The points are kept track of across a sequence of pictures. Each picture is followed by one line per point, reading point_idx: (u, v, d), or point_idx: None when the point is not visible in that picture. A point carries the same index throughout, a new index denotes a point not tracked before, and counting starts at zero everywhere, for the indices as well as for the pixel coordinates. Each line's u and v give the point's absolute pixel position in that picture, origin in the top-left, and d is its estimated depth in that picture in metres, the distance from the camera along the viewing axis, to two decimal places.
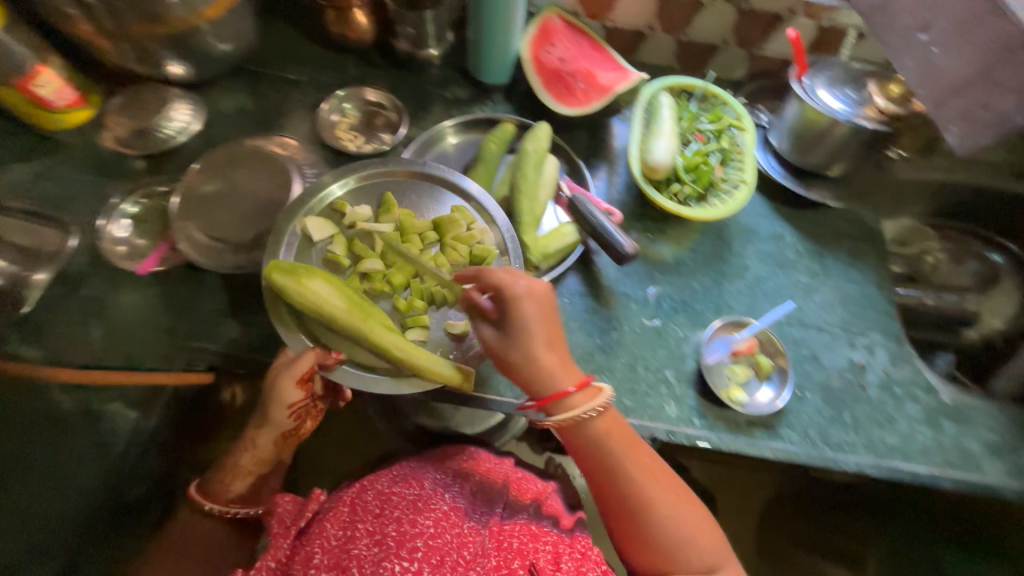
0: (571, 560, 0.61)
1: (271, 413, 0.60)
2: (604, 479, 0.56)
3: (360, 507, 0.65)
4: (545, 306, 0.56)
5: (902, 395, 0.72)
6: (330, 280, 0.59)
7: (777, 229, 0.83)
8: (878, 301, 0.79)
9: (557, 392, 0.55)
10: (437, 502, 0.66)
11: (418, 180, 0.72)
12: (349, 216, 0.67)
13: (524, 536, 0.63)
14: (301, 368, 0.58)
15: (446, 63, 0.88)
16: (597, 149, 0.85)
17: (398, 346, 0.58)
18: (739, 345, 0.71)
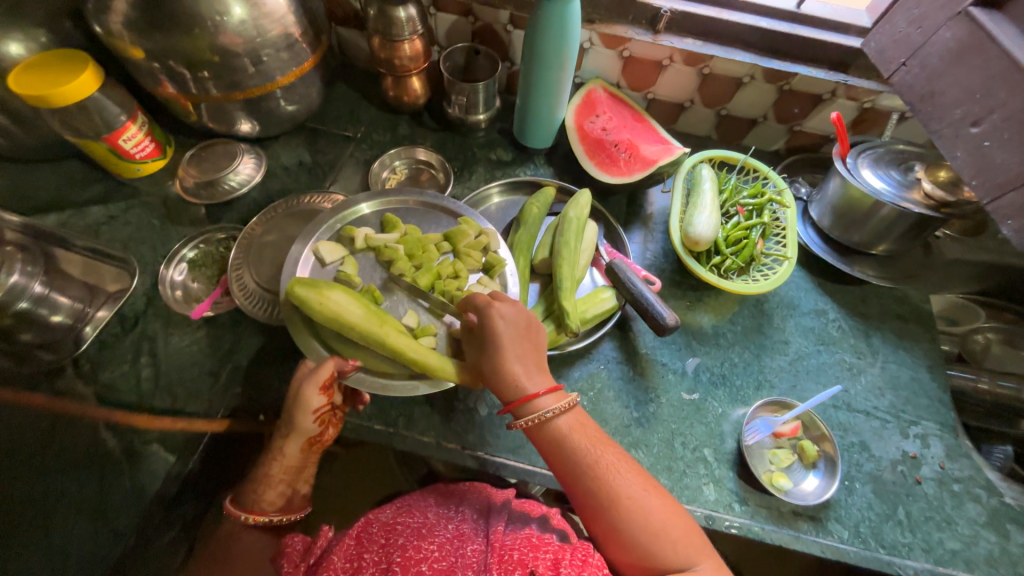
0: (573, 565, 0.54)
1: (297, 418, 0.60)
2: (564, 472, 0.55)
3: (365, 538, 0.61)
4: (509, 318, 0.60)
5: (961, 494, 0.67)
6: (348, 292, 0.61)
7: (819, 303, 0.81)
8: (929, 386, 0.75)
9: (523, 397, 0.56)
10: (440, 528, 0.63)
11: (417, 206, 0.76)
12: (360, 239, 0.70)
13: (524, 547, 0.58)
14: (323, 376, 0.59)
15: (492, 127, 0.93)
16: (635, 215, 0.87)
17: (417, 348, 0.60)
18: (781, 428, 0.67)
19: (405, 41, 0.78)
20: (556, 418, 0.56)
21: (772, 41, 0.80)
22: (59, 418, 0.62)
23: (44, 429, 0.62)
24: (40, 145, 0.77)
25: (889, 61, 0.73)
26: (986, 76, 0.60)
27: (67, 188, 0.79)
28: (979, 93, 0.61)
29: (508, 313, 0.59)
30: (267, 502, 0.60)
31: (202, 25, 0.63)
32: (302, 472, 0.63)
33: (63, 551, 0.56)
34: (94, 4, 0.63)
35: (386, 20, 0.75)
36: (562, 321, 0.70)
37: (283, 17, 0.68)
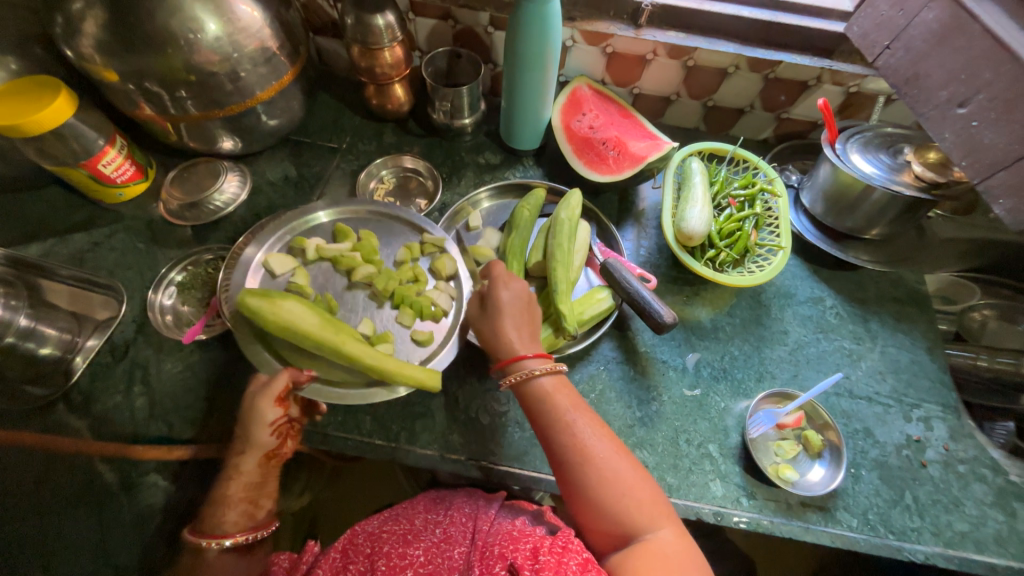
0: (551, 552, 0.52)
1: (253, 432, 0.58)
2: (541, 429, 0.56)
3: (351, 550, 0.62)
4: (518, 296, 0.63)
5: (966, 474, 0.67)
6: (301, 300, 0.60)
7: (815, 291, 0.81)
8: (930, 368, 0.75)
9: (514, 355, 0.59)
10: (427, 534, 0.63)
11: (369, 215, 0.77)
12: (310, 249, 0.70)
13: (505, 541, 0.57)
14: (276, 387, 0.58)
15: (478, 131, 0.92)
16: (627, 212, 0.86)
17: (367, 354, 0.60)
18: (784, 419, 0.67)
19: (386, 49, 0.77)
20: (540, 377, 0.57)
21: (755, 30, 0.80)
22: (55, 453, 0.61)
23: (39, 465, 0.61)
24: (18, 174, 0.76)
25: (873, 45, 0.72)
26: (970, 56, 0.60)
27: (49, 216, 0.78)
28: (965, 73, 0.61)
29: (513, 287, 0.64)
30: (230, 524, 0.57)
31: (176, 45, 0.61)
32: (263, 489, 0.60)
33: None
34: (64, 28, 0.62)
35: (364, 29, 0.74)
36: (559, 324, 0.69)
37: (258, 31, 0.67)
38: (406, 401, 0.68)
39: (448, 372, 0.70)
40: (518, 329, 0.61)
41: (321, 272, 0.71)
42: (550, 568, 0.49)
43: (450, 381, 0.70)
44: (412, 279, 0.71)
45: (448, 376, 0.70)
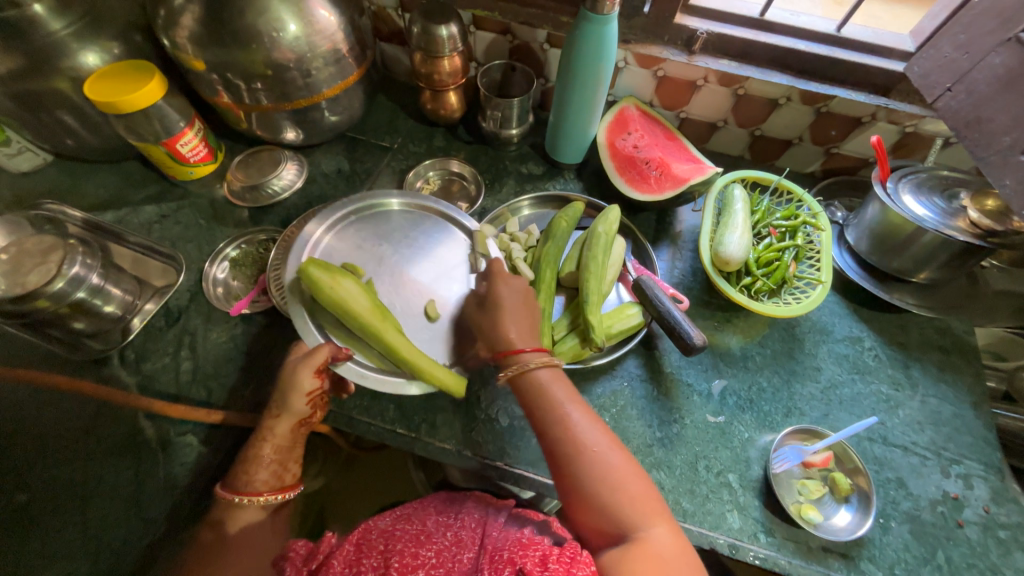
0: (561, 561, 0.52)
1: (290, 400, 0.60)
2: (539, 420, 0.57)
3: (364, 544, 0.63)
4: (519, 293, 0.66)
5: (1008, 541, 0.63)
6: (359, 282, 0.63)
7: (854, 331, 0.78)
8: (973, 423, 0.71)
9: (511, 349, 0.61)
10: (440, 536, 0.64)
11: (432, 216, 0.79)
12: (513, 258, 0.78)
13: (514, 547, 0.57)
14: (317, 358, 0.60)
15: (523, 142, 0.95)
16: (663, 233, 0.86)
17: (406, 347, 0.61)
18: (812, 457, 0.65)
19: (446, 58, 0.81)
20: (537, 370, 0.59)
21: (811, 64, 0.80)
22: (104, 404, 0.66)
23: (90, 412, 0.66)
24: (104, 148, 0.83)
25: (934, 86, 0.71)
26: None
27: (125, 187, 0.85)
28: None
29: (514, 281, 0.67)
30: (259, 483, 0.60)
31: (259, 41, 0.67)
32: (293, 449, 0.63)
33: (100, 530, 0.59)
34: (164, 19, 0.68)
35: (428, 38, 0.78)
36: (586, 335, 0.70)
37: (333, 34, 0.72)
38: (430, 395, 0.70)
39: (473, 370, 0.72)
40: (517, 324, 0.63)
41: None
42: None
43: (474, 378, 0.71)
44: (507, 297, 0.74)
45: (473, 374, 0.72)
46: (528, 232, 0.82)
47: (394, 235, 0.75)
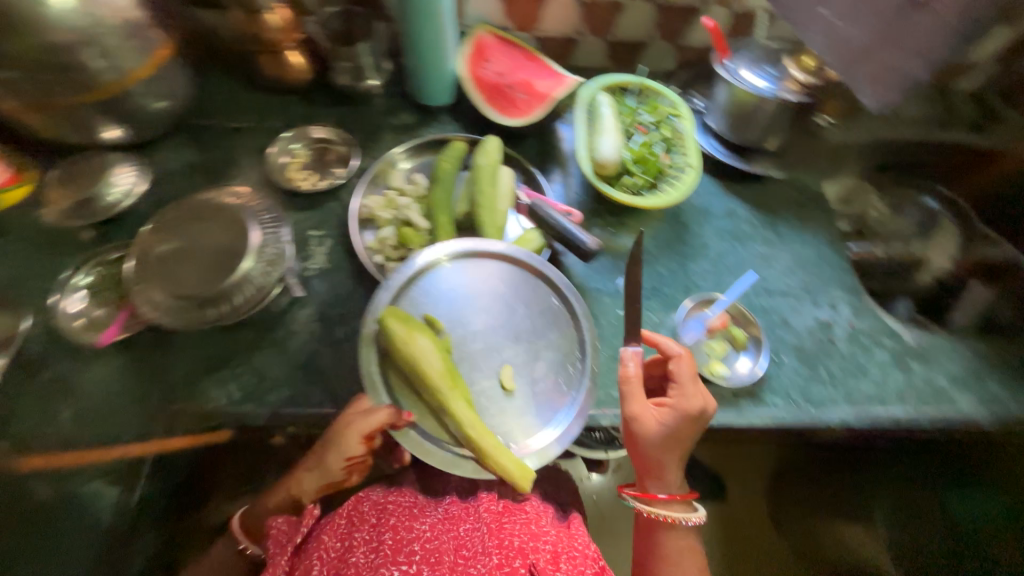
0: (572, 564, 0.61)
1: (303, 481, 0.63)
2: (653, 548, 0.64)
3: (356, 516, 0.62)
4: (692, 423, 0.60)
5: (870, 344, 0.76)
6: (433, 339, 0.60)
7: (729, 205, 0.87)
8: (832, 258, 0.83)
9: (654, 467, 0.62)
10: (432, 511, 0.66)
11: (461, 255, 0.70)
12: (399, 213, 0.76)
13: (524, 535, 0.63)
14: (370, 425, 0.58)
15: (388, 93, 0.90)
16: (547, 155, 0.88)
17: (479, 431, 0.56)
18: (712, 321, 0.74)
19: (265, 11, 0.79)
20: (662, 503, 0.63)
21: None
22: None
23: None
24: None
25: None
26: None
27: None
28: None
29: (688, 390, 0.60)
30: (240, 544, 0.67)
31: (9, 20, 0.56)
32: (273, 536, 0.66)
33: None
34: None
35: None
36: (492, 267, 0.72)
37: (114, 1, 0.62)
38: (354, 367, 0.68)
39: None
40: (678, 446, 0.61)
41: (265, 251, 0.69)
42: None
43: None
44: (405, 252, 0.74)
45: None
46: (416, 183, 0.80)
47: (442, 286, 0.67)
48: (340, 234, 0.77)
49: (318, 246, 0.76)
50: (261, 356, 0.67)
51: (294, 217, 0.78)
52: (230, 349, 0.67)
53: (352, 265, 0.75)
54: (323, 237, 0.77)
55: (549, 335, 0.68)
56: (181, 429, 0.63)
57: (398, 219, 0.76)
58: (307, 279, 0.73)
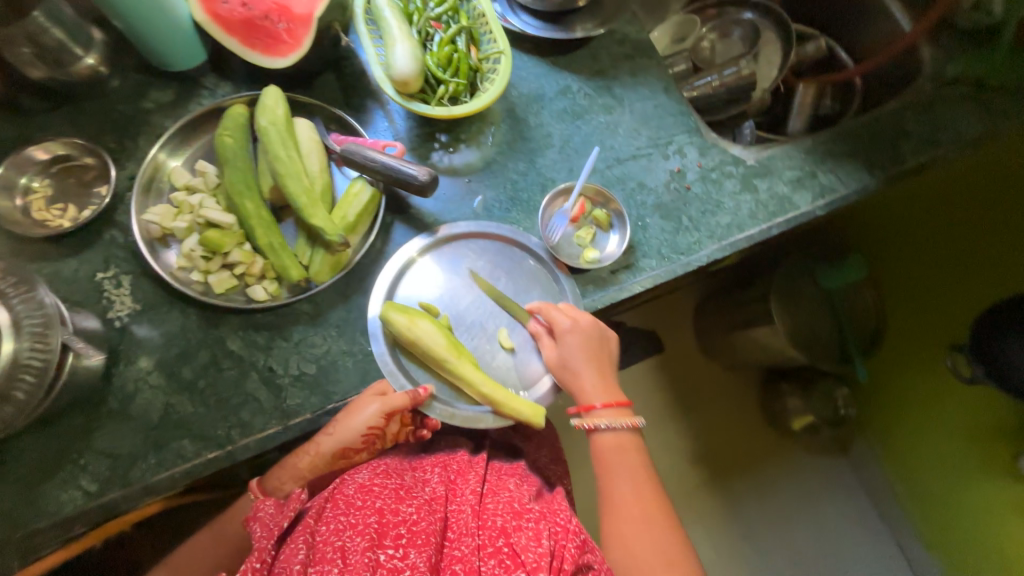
0: (554, 535, 0.55)
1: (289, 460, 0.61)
2: (607, 469, 0.63)
3: (341, 500, 0.57)
4: (589, 340, 0.64)
5: (719, 177, 0.78)
6: (433, 320, 0.62)
7: (561, 82, 0.81)
8: (671, 105, 0.82)
9: (581, 397, 0.64)
10: (419, 490, 0.60)
11: (437, 247, 0.69)
12: (193, 214, 0.63)
13: (507, 514, 0.58)
14: (395, 400, 0.59)
15: (122, 70, 0.70)
16: (351, 89, 0.75)
17: (486, 385, 0.61)
18: (572, 212, 0.73)
19: None
20: (604, 426, 0.63)
21: None
22: None
23: None
24: None
25: None
26: None
27: None
28: None
29: (578, 320, 0.64)
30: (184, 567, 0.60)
31: None
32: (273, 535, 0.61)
33: None
34: None
35: None
36: (325, 241, 0.62)
37: None
38: (219, 402, 0.60)
39: (248, 348, 0.62)
40: (585, 367, 0.64)
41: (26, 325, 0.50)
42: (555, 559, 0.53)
43: (254, 355, 0.62)
44: (221, 255, 0.63)
45: (250, 352, 0.62)
46: (203, 174, 0.65)
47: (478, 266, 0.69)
48: (136, 264, 0.64)
49: (116, 289, 0.63)
50: (102, 435, 0.57)
51: (69, 266, 0.63)
52: (60, 443, 0.56)
53: (168, 294, 0.63)
54: (116, 277, 0.63)
55: (526, 296, 0.69)
56: (46, 546, 0.54)
57: (199, 223, 0.63)
58: (121, 329, 0.61)
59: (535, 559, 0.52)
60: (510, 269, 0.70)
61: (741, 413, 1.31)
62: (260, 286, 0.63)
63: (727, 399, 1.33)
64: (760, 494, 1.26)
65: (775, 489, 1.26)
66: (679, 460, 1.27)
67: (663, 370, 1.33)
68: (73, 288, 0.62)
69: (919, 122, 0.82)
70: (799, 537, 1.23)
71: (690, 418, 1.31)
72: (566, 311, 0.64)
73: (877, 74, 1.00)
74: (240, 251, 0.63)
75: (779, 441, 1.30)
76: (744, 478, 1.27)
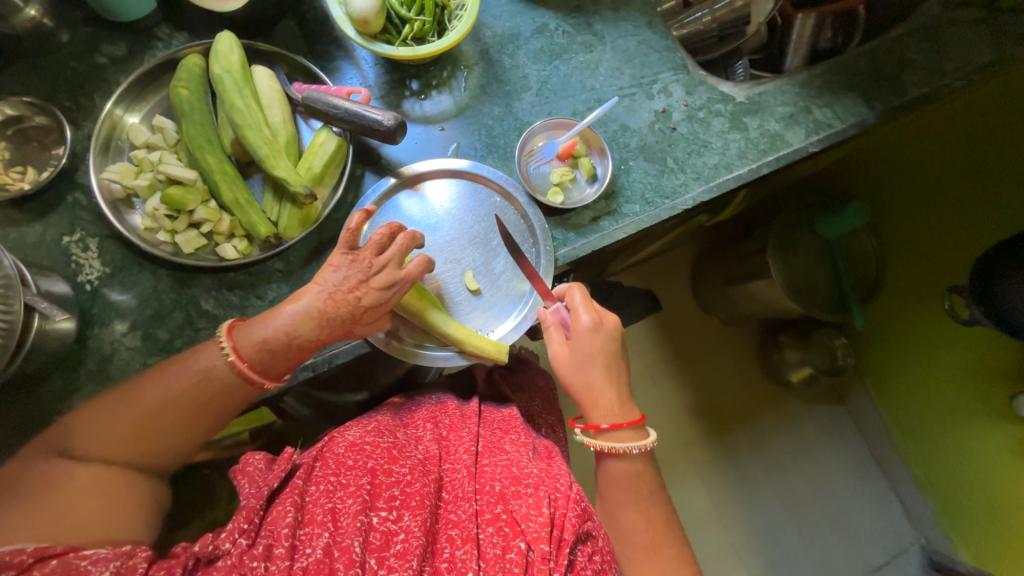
0: (558, 504, 0.52)
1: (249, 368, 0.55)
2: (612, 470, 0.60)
3: (331, 459, 0.53)
4: (605, 350, 0.59)
5: (707, 116, 0.74)
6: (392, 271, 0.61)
7: (537, 20, 0.76)
8: (656, 40, 0.77)
9: (591, 408, 0.60)
10: (412, 450, 0.58)
11: (405, 188, 0.67)
12: (155, 171, 0.61)
13: (505, 478, 0.55)
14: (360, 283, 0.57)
15: (69, 23, 0.66)
16: (314, 35, 0.71)
17: (448, 325, 0.61)
18: (563, 146, 0.69)
19: None
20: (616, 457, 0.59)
21: None
22: None
23: None
24: None
25: None
26: None
27: None
28: None
29: (598, 330, 0.59)
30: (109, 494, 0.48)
31: None
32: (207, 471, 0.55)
33: None
34: None
35: None
36: (292, 194, 0.61)
37: None
38: None
39: (222, 308, 0.62)
40: (597, 372, 0.59)
41: None
42: (555, 523, 0.50)
43: (229, 314, 0.62)
44: (187, 213, 0.61)
45: (225, 311, 0.62)
46: (162, 129, 0.63)
47: (455, 213, 0.68)
48: (102, 227, 0.62)
49: (84, 252, 0.61)
50: (82, 396, 0.58)
51: (34, 231, 0.61)
52: (42, 406, 0.57)
53: (138, 256, 0.62)
54: (83, 240, 0.62)
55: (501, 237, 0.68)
56: None
57: (161, 181, 0.61)
58: (92, 293, 0.60)
59: (537, 528, 0.49)
60: (477, 208, 0.68)
61: (736, 365, 1.31)
62: (228, 245, 0.62)
63: (722, 353, 1.32)
64: (759, 446, 1.27)
65: (773, 441, 1.27)
66: (676, 414, 1.28)
67: (659, 326, 1.32)
68: (41, 252, 0.61)
69: (922, 50, 0.77)
70: (793, 485, 1.24)
71: (687, 374, 1.30)
72: (591, 313, 0.59)
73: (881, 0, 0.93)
74: (204, 208, 0.61)
75: (775, 394, 1.29)
76: (742, 430, 1.27)
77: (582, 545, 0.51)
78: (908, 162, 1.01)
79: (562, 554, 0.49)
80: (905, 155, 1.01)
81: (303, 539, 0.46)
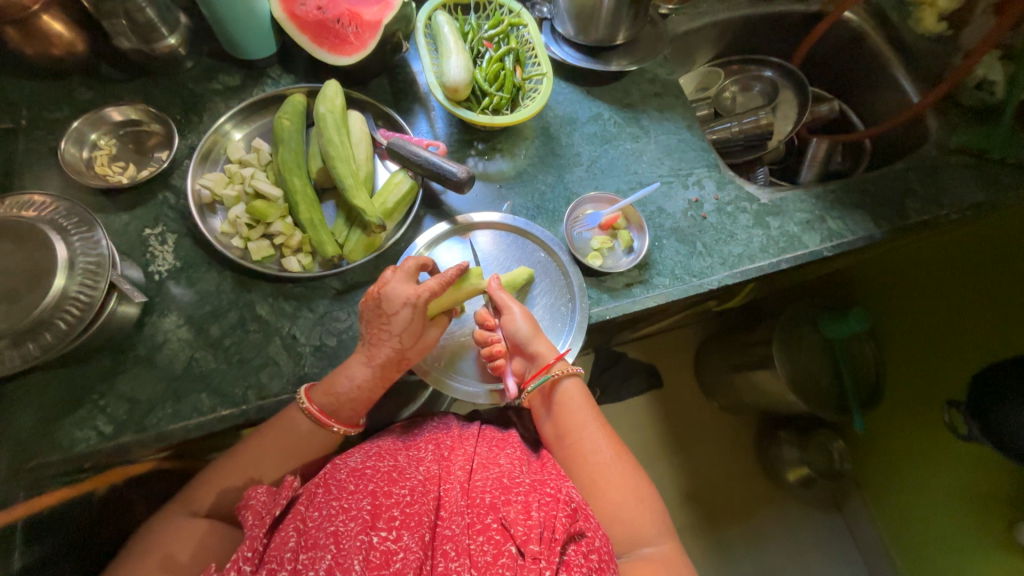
0: (543, 504, 0.52)
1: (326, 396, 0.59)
2: (566, 415, 0.64)
3: (333, 484, 0.53)
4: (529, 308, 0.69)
5: (734, 211, 0.83)
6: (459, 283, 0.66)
7: (593, 109, 0.87)
8: (694, 141, 0.88)
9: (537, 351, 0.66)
10: (413, 471, 0.57)
11: (456, 232, 0.74)
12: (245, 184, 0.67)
13: (495, 489, 0.55)
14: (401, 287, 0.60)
15: (197, 53, 0.77)
16: (402, 94, 0.81)
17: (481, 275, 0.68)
18: (606, 218, 0.77)
19: None
20: (564, 381, 0.65)
21: None
22: None
23: None
24: None
25: None
26: None
27: None
28: None
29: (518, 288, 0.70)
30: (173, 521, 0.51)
31: None
32: (246, 479, 0.56)
33: None
34: None
35: None
36: (364, 222, 0.67)
37: None
38: (240, 359, 0.62)
39: (275, 315, 0.65)
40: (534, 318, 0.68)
41: (82, 264, 0.54)
42: (548, 526, 0.50)
43: (280, 322, 0.65)
44: (265, 225, 0.67)
45: (277, 318, 0.65)
46: (257, 150, 0.70)
47: (499, 260, 0.73)
48: (183, 225, 0.68)
49: (160, 245, 0.66)
50: (124, 379, 0.59)
51: (121, 220, 0.67)
52: (85, 383, 0.59)
53: (208, 255, 0.67)
54: (162, 235, 0.67)
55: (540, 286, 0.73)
56: (51, 480, 0.55)
57: (247, 192, 0.67)
58: (158, 283, 0.64)
59: (525, 530, 0.50)
60: (521, 259, 0.74)
61: (735, 453, 1.31)
62: (296, 259, 0.67)
63: (722, 439, 1.32)
64: (751, 543, 1.23)
65: (768, 539, 1.23)
66: (671, 496, 1.25)
67: (662, 403, 1.34)
68: (123, 239, 0.65)
69: (922, 185, 0.87)
70: None
71: (685, 455, 1.30)
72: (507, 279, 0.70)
73: (886, 138, 1.07)
74: (280, 222, 0.67)
75: (772, 492, 1.27)
76: (735, 524, 1.24)
77: (575, 545, 0.50)
78: (908, 278, 1.09)
79: (553, 553, 0.48)
80: (905, 271, 1.10)
81: (304, 563, 0.45)
